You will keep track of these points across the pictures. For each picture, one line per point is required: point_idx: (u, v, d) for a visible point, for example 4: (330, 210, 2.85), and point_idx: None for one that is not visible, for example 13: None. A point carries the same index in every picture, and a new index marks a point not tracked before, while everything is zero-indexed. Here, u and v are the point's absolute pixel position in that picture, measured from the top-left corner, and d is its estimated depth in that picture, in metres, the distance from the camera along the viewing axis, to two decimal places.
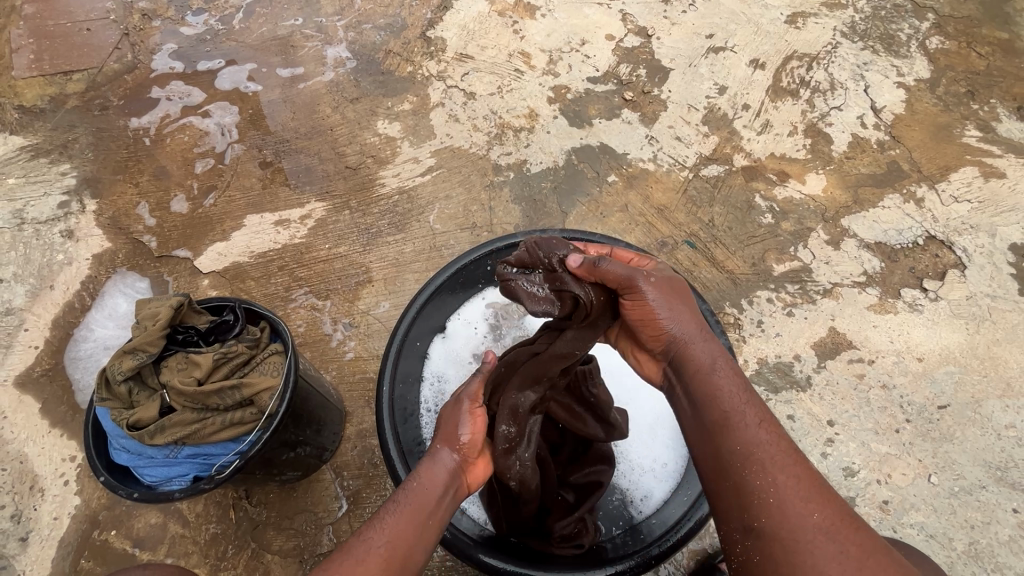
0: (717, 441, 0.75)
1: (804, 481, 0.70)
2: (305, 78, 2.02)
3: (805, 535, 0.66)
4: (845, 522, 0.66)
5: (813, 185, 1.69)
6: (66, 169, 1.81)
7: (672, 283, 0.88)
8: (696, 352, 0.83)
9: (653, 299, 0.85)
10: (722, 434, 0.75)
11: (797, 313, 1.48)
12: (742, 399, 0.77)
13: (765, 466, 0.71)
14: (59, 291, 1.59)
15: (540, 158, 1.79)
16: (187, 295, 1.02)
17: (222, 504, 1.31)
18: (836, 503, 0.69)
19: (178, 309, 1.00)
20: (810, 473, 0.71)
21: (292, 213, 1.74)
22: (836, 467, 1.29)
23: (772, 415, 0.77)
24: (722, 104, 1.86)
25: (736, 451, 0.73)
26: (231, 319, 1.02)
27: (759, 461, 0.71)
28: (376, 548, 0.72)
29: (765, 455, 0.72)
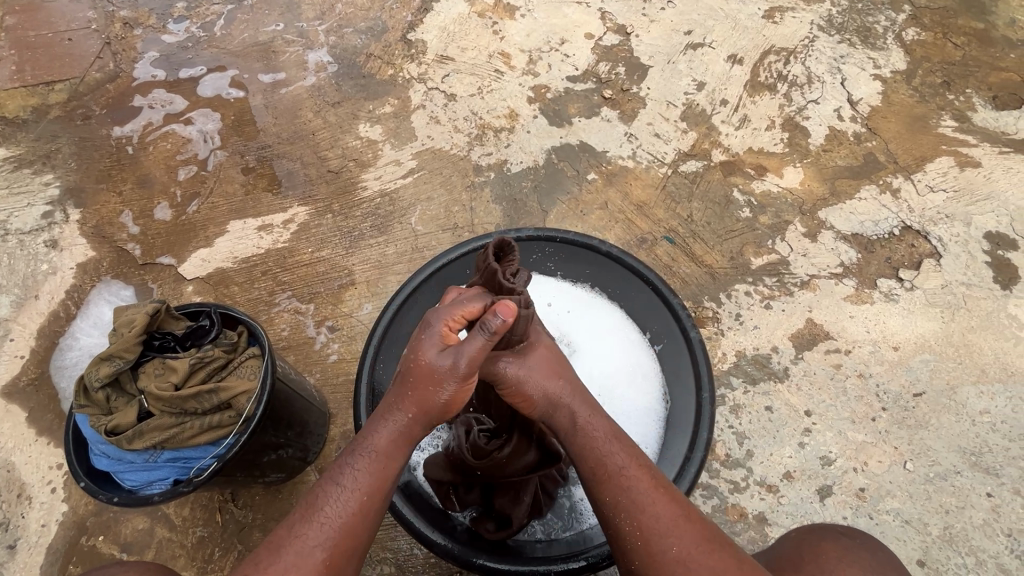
0: (605, 495, 0.82)
1: (668, 516, 0.80)
2: (286, 83, 2.03)
3: (670, 568, 0.78)
4: (704, 545, 0.79)
5: (790, 179, 1.70)
6: (50, 179, 1.82)
7: (554, 349, 0.90)
8: (564, 416, 0.86)
9: (535, 365, 0.87)
10: (599, 489, 0.83)
11: (775, 306, 1.49)
12: (611, 449, 0.85)
13: (644, 506, 0.80)
14: (44, 301, 1.61)
15: (520, 157, 1.80)
16: (164, 301, 1.04)
17: (208, 507, 1.32)
18: (698, 526, 0.81)
19: (155, 315, 1.01)
20: (675, 504, 0.82)
21: (274, 218, 1.75)
22: (813, 456, 1.31)
23: (637, 454, 0.85)
24: (700, 100, 1.88)
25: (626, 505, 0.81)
26: (208, 324, 1.03)
27: (626, 510, 0.81)
28: (320, 544, 0.77)
29: (645, 495, 0.81)
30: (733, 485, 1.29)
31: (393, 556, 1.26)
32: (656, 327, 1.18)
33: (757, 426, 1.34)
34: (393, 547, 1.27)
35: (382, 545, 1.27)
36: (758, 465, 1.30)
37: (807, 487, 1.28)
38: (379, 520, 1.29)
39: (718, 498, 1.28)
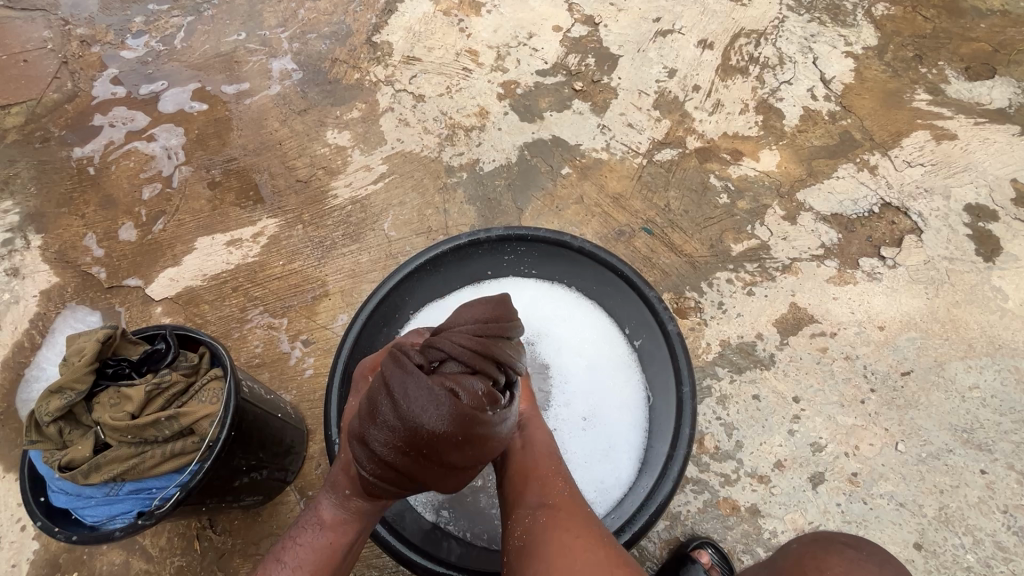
0: (525, 484, 0.93)
1: (569, 503, 0.91)
2: (250, 93, 1.98)
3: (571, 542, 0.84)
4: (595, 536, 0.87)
5: (767, 162, 1.68)
6: (9, 206, 1.76)
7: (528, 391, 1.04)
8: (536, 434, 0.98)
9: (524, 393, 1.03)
10: (528, 474, 0.94)
11: (757, 292, 1.47)
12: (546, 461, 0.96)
13: (555, 499, 0.91)
14: (8, 331, 1.55)
15: (492, 156, 1.76)
16: (118, 326, 1.00)
17: (186, 535, 1.27)
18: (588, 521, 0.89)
19: (107, 342, 0.97)
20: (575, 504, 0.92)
21: (243, 232, 1.70)
22: (803, 443, 1.28)
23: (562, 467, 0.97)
24: (672, 87, 1.85)
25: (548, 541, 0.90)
26: (163, 347, 0.99)
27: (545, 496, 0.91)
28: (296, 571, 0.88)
29: (551, 484, 0.93)
30: (724, 478, 1.26)
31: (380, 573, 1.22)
32: (633, 323, 1.17)
33: (745, 416, 1.31)
34: (379, 564, 1.23)
35: (369, 562, 1.23)
36: (748, 456, 1.27)
37: (799, 476, 1.25)
38: (362, 539, 1.25)
39: (709, 493, 1.25)
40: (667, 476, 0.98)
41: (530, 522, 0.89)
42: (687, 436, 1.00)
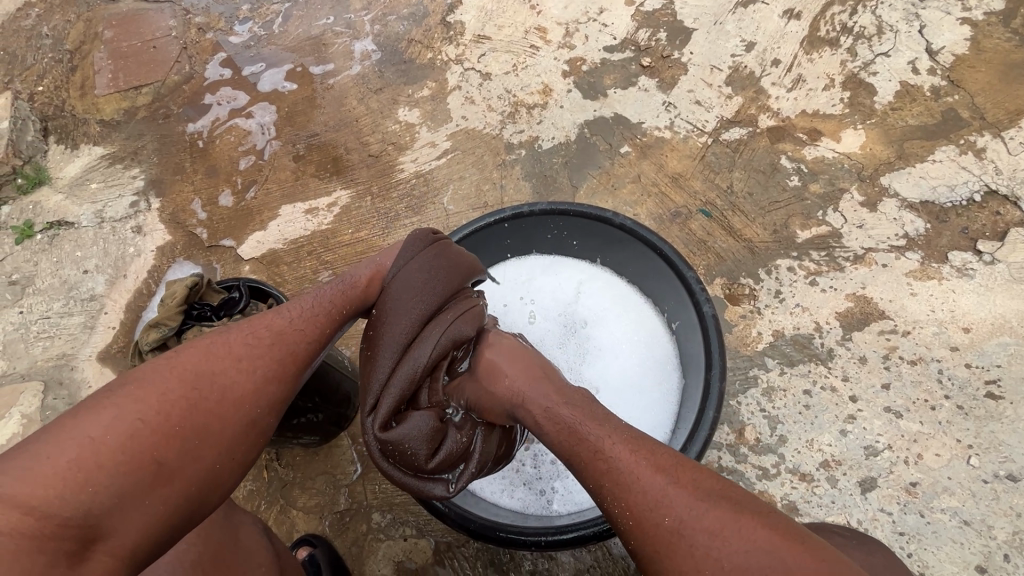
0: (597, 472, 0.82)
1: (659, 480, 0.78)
2: (334, 73, 2.13)
3: (684, 538, 0.73)
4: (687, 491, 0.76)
5: (849, 143, 1.54)
6: (136, 173, 2.04)
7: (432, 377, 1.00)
8: (582, 438, 0.86)
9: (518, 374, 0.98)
10: (591, 469, 0.83)
11: (821, 283, 1.37)
12: (596, 430, 0.86)
13: (626, 486, 0.79)
14: (132, 279, 1.83)
15: (552, 133, 1.77)
16: (203, 276, 1.17)
17: (257, 464, 1.44)
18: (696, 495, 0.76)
19: (194, 287, 1.14)
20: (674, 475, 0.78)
21: (320, 201, 1.86)
22: (856, 446, 1.19)
23: (625, 431, 0.85)
24: (749, 62, 1.74)
25: (612, 504, 0.80)
26: (237, 295, 1.13)
27: (618, 485, 0.79)
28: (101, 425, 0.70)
29: (634, 473, 0.79)
30: (762, 471, 1.21)
31: (415, 519, 1.32)
32: (671, 307, 1.17)
33: (792, 411, 1.24)
34: (416, 511, 1.33)
35: (409, 509, 1.33)
36: (791, 453, 1.21)
37: (848, 479, 1.17)
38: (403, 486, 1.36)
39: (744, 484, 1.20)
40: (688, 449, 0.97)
41: (653, 508, 0.76)
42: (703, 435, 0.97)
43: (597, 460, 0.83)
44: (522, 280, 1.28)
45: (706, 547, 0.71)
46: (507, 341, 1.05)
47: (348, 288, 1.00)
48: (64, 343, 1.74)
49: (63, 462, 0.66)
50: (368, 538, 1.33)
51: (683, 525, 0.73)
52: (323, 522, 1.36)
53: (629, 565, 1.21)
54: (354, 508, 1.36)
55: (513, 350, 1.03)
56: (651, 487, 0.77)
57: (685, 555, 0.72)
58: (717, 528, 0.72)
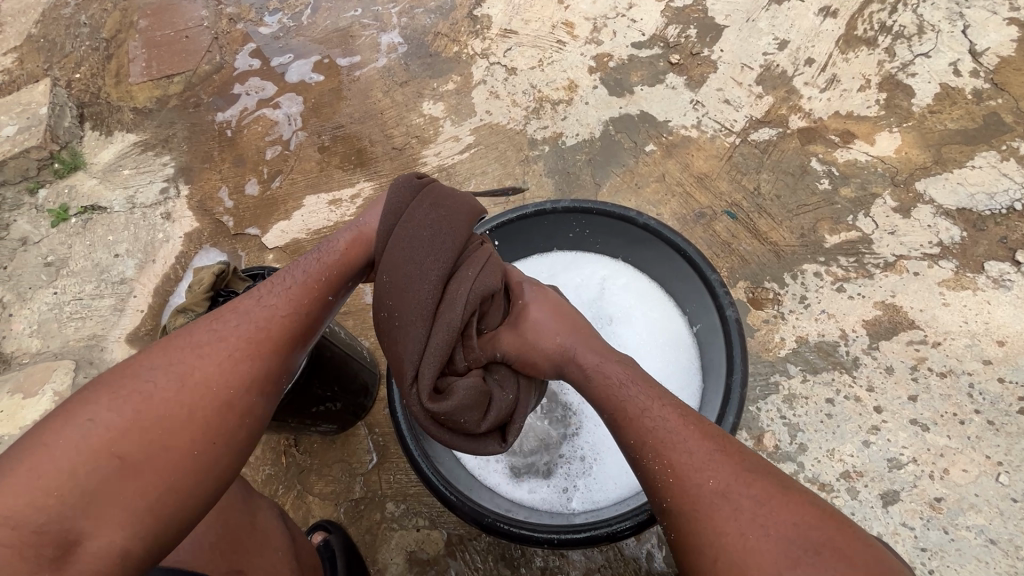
0: (636, 429, 0.83)
1: (701, 443, 0.79)
2: (361, 65, 2.14)
3: (720, 499, 0.73)
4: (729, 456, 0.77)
5: (883, 146, 1.49)
6: (167, 160, 2.09)
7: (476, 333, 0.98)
8: (625, 395, 0.86)
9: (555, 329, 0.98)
10: (632, 426, 0.83)
11: (848, 289, 1.33)
12: (641, 391, 0.87)
13: (672, 443, 0.79)
14: (160, 264, 1.88)
15: (577, 130, 1.75)
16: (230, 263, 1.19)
17: (276, 449, 1.47)
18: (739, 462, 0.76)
19: (221, 274, 1.16)
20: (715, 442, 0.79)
21: (344, 193, 1.88)
22: (880, 458, 1.16)
23: (668, 395, 0.86)
24: (781, 61, 1.70)
25: (651, 458, 0.80)
26: None
27: (661, 442, 0.80)
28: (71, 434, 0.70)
29: (678, 434, 0.80)
30: None
31: (429, 511, 1.34)
32: (694, 308, 1.14)
33: (814, 419, 1.22)
34: (429, 502, 1.34)
35: (423, 500, 1.35)
36: (811, 461, 1.19)
37: (869, 491, 1.14)
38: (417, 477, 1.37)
39: None
40: None
41: (693, 466, 0.76)
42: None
43: (642, 418, 0.83)
44: (544, 273, 1.28)
45: (744, 515, 0.71)
46: (546, 295, 1.02)
47: (324, 255, 0.94)
48: (95, 324, 1.79)
49: (43, 475, 0.67)
50: (381, 527, 1.34)
51: (722, 486, 0.74)
52: (338, 509, 1.38)
53: (641, 567, 1.20)
54: (369, 497, 1.38)
55: (554, 303, 1.02)
56: (693, 449, 0.78)
57: (721, 515, 0.72)
58: (760, 501, 0.72)
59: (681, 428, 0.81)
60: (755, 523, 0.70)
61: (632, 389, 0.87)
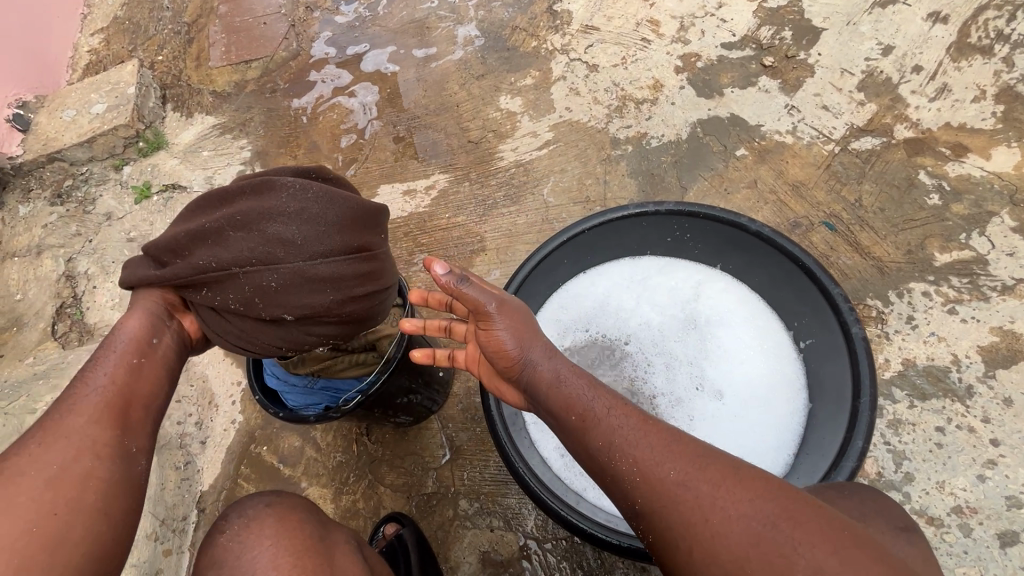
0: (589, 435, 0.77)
1: (659, 440, 0.72)
2: (437, 57, 2.14)
3: (688, 494, 0.66)
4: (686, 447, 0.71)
5: (1000, 161, 1.40)
6: (244, 144, 2.12)
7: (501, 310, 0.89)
8: (577, 396, 0.80)
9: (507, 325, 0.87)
10: (587, 434, 0.77)
11: (961, 312, 1.26)
12: (593, 393, 0.80)
13: (626, 445, 0.73)
14: None
15: (661, 131, 1.71)
16: None
17: (348, 437, 1.47)
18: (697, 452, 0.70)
19: None
20: (669, 437, 0.73)
21: (418, 184, 1.88)
22: (996, 494, 1.09)
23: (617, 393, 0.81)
24: (885, 67, 1.61)
25: (618, 463, 0.73)
26: None
27: (616, 446, 0.73)
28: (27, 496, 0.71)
29: (632, 433, 0.74)
30: None
31: (503, 511, 1.32)
32: (803, 322, 1.09)
33: (921, 448, 1.15)
34: (503, 503, 1.32)
35: (497, 500, 1.33)
36: (918, 493, 1.12)
37: (985, 529, 1.07)
38: (492, 476, 1.35)
39: None
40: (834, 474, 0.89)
41: (653, 465, 0.70)
42: (851, 467, 0.86)
43: (592, 425, 0.77)
44: (638, 279, 1.26)
45: (712, 507, 0.64)
46: (513, 308, 0.89)
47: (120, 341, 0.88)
48: None
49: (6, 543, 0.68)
50: (454, 523, 1.33)
51: (689, 480, 0.67)
52: (410, 502, 1.38)
53: None
54: (442, 492, 1.37)
55: (519, 318, 0.89)
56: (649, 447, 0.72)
57: (694, 514, 0.65)
58: (720, 486, 0.66)
59: (636, 428, 0.75)
60: (732, 514, 0.63)
61: (585, 391, 0.81)
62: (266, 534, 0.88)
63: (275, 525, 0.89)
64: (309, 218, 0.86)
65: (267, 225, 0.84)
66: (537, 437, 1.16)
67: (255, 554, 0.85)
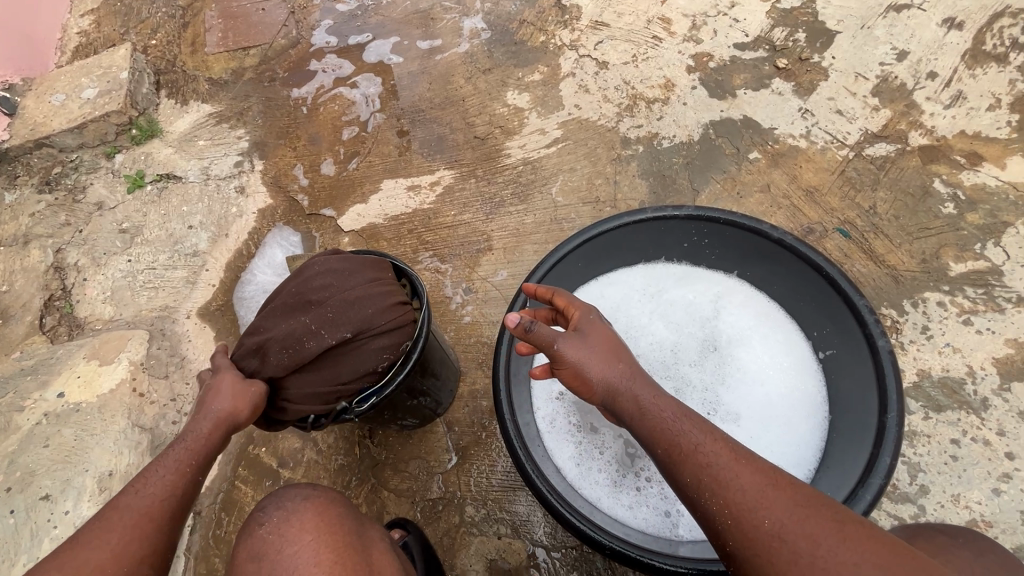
0: (680, 469, 0.76)
1: (755, 484, 0.72)
2: (442, 49, 2.08)
3: (791, 545, 0.66)
4: (783, 490, 0.71)
5: (1015, 171, 1.39)
6: (242, 134, 2.06)
7: (601, 334, 0.90)
8: (664, 429, 0.79)
9: (586, 351, 0.86)
10: (677, 467, 0.76)
11: (976, 323, 1.25)
12: (683, 424, 0.79)
13: (720, 486, 0.72)
14: (233, 240, 1.85)
15: (673, 131, 1.68)
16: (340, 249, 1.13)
17: (350, 439, 1.43)
18: (795, 499, 0.70)
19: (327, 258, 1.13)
20: (767, 479, 0.73)
21: (422, 179, 1.83)
22: (1011, 509, 1.08)
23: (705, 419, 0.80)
24: (900, 72, 1.59)
25: (708, 501, 0.73)
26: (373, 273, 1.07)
27: (711, 485, 0.73)
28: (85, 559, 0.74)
29: (726, 473, 0.73)
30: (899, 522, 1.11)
31: (510, 518, 1.29)
32: (821, 334, 1.08)
33: (936, 460, 1.14)
34: (511, 509, 1.29)
35: (504, 507, 1.30)
36: (933, 506, 1.11)
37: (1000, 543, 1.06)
38: (499, 482, 1.32)
39: None
40: (863, 488, 0.86)
41: (753, 509, 0.70)
42: (878, 486, 0.85)
43: (685, 460, 0.76)
44: (652, 286, 1.23)
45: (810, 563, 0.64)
46: (584, 338, 0.87)
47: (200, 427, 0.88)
48: (168, 296, 1.77)
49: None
50: (460, 530, 1.30)
51: (789, 528, 0.67)
52: (415, 507, 1.34)
53: None
54: (448, 498, 1.33)
55: (599, 342, 0.88)
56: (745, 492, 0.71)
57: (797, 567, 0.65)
58: (820, 539, 0.66)
59: (730, 466, 0.74)
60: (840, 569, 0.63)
61: (675, 423, 0.79)
62: (307, 529, 0.84)
63: (315, 520, 0.86)
64: (351, 274, 1.00)
65: (325, 290, 0.98)
66: (551, 446, 1.13)
67: (297, 548, 0.81)
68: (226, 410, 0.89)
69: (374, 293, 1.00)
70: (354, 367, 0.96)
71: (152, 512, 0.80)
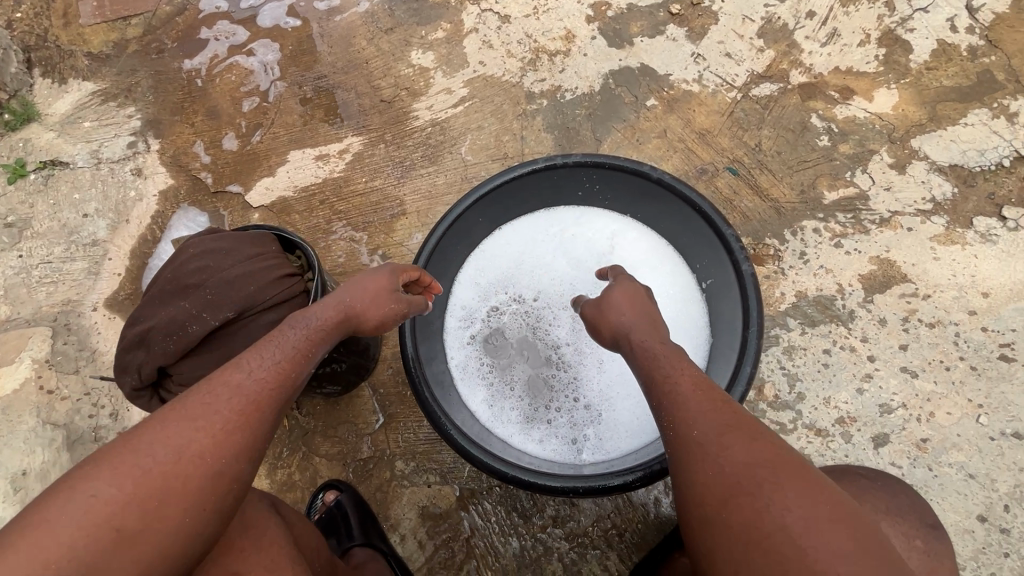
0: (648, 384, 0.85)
1: (701, 401, 0.78)
2: (341, 9, 1.95)
3: (706, 443, 0.73)
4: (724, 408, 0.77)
5: (881, 102, 1.50)
6: (132, 112, 1.92)
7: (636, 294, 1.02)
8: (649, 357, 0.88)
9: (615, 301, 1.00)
10: (648, 381, 0.85)
11: (845, 245, 1.37)
12: (666, 354, 0.87)
13: (673, 399, 0.80)
14: (135, 225, 1.76)
15: (575, 83, 1.70)
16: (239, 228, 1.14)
17: None
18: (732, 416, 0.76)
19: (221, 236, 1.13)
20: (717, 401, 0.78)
21: (331, 148, 1.79)
22: (872, 403, 1.23)
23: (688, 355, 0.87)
24: (783, 14, 1.63)
25: (659, 408, 0.81)
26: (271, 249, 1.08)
27: (668, 394, 0.81)
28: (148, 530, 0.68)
29: (679, 388, 0.80)
30: (779, 426, 1.24)
31: (438, 467, 1.35)
32: (705, 263, 1.16)
33: (810, 369, 1.27)
34: (439, 459, 1.36)
35: (432, 457, 1.36)
36: (808, 409, 1.24)
37: (862, 434, 1.21)
38: (426, 436, 1.38)
39: None
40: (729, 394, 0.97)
41: (688, 416, 0.77)
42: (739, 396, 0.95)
43: (654, 377, 0.85)
44: (551, 234, 1.29)
45: (718, 457, 0.71)
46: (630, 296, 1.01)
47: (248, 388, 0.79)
48: (69, 289, 1.69)
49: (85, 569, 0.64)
50: (392, 484, 1.36)
51: (708, 433, 0.74)
52: (347, 468, 1.39)
53: (649, 511, 1.27)
54: (378, 456, 1.38)
55: (630, 296, 1.01)
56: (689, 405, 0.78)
57: (702, 460, 0.72)
58: (730, 443, 0.72)
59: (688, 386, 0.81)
60: (734, 463, 0.70)
61: (659, 352, 0.88)
62: None
63: None
64: (228, 254, 1.01)
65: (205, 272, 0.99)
66: (465, 392, 1.19)
67: None
68: (251, 391, 0.79)
69: (255, 266, 1.02)
70: (246, 340, 0.99)
71: (198, 476, 0.72)
